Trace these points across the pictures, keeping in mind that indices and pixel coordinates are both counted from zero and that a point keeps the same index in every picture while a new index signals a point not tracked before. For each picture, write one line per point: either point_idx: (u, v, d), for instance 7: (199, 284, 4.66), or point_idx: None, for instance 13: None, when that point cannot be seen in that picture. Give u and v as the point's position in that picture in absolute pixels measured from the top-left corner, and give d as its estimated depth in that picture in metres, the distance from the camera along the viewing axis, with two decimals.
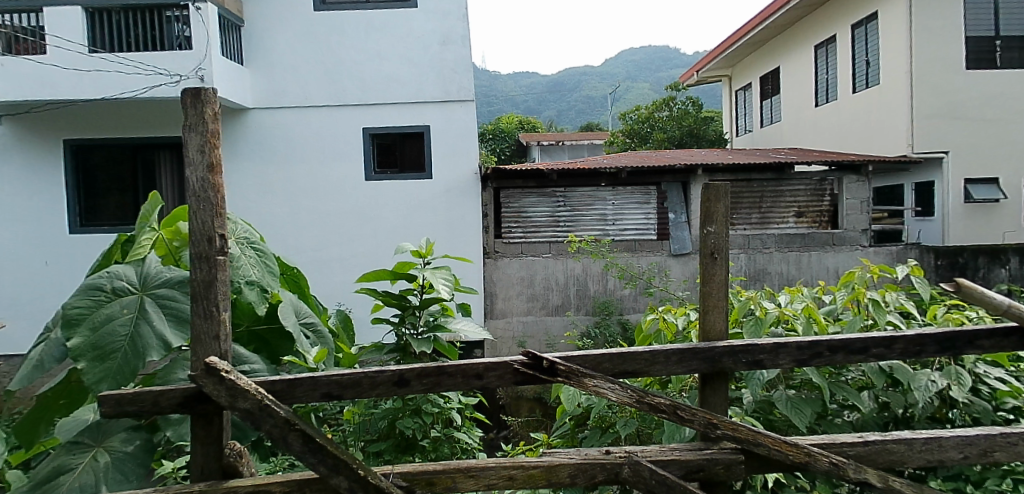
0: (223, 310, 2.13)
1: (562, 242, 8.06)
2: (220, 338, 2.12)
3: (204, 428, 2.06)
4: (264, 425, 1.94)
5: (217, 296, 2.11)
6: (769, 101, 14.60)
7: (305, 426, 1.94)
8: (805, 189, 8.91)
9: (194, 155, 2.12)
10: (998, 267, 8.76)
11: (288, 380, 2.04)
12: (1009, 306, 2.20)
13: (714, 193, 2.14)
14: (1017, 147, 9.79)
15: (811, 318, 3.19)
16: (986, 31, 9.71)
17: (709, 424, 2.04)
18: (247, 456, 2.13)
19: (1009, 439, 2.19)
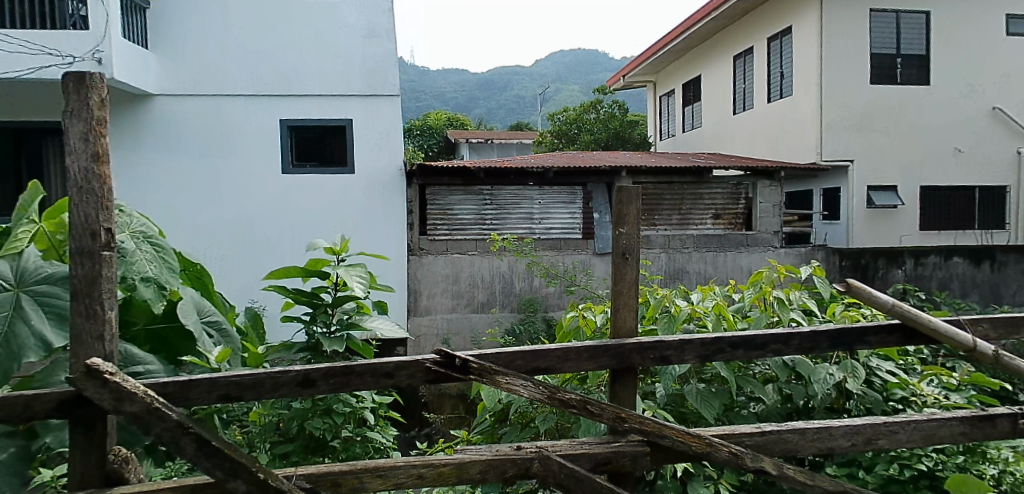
0: (108, 309, 2.02)
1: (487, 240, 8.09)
2: (105, 338, 2.01)
3: (85, 433, 1.94)
4: (153, 429, 1.84)
5: (101, 294, 1.99)
6: (690, 108, 15.14)
7: (199, 430, 1.87)
8: (723, 193, 9.35)
9: (76, 144, 2.00)
10: (895, 268, 9.36)
11: (182, 381, 1.96)
12: (894, 305, 2.37)
13: (626, 195, 2.19)
14: (911, 158, 10.57)
15: (720, 315, 3.35)
16: (887, 49, 10.43)
17: (617, 418, 2.09)
18: (136, 461, 2.04)
19: (891, 427, 2.36)
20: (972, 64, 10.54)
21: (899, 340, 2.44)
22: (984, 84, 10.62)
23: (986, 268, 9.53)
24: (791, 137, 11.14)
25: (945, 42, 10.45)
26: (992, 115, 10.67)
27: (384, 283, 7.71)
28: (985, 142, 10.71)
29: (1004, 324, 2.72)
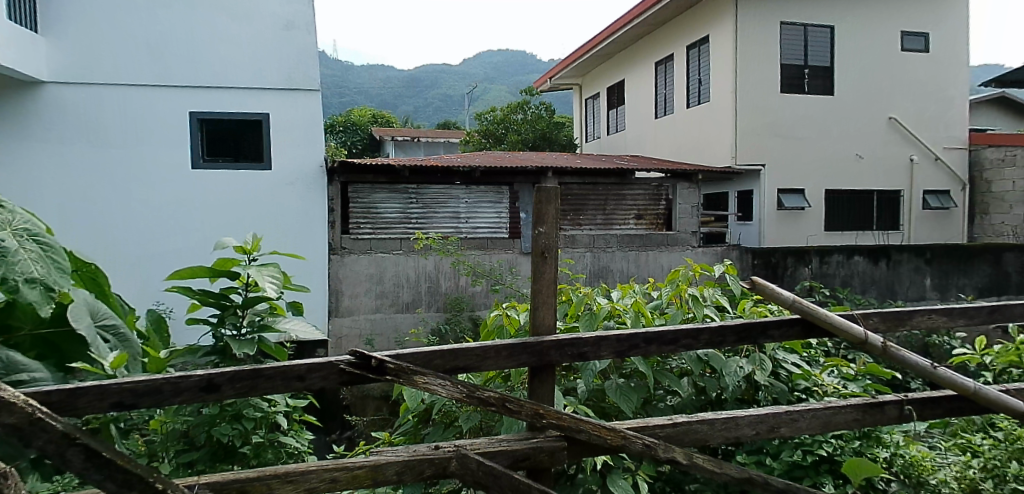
0: None
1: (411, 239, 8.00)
2: None
3: None
4: (35, 442, 1.71)
5: None
6: (614, 111, 15.48)
7: (88, 440, 1.76)
8: (644, 194, 9.62)
9: None
10: (802, 266, 9.91)
11: (68, 390, 1.83)
12: (794, 302, 2.52)
13: (546, 195, 2.22)
14: (817, 163, 11.23)
15: (638, 312, 3.44)
16: (796, 60, 11.06)
17: (535, 414, 2.12)
18: (17, 476, 1.80)
19: (792, 415, 2.50)
20: (871, 77, 11.31)
21: (801, 333, 2.59)
22: (882, 96, 11.40)
23: (883, 266, 10.21)
24: (708, 142, 11.60)
25: (848, 55, 11.17)
26: (889, 125, 11.47)
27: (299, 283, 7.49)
28: (882, 149, 11.50)
29: (891, 316, 2.95)
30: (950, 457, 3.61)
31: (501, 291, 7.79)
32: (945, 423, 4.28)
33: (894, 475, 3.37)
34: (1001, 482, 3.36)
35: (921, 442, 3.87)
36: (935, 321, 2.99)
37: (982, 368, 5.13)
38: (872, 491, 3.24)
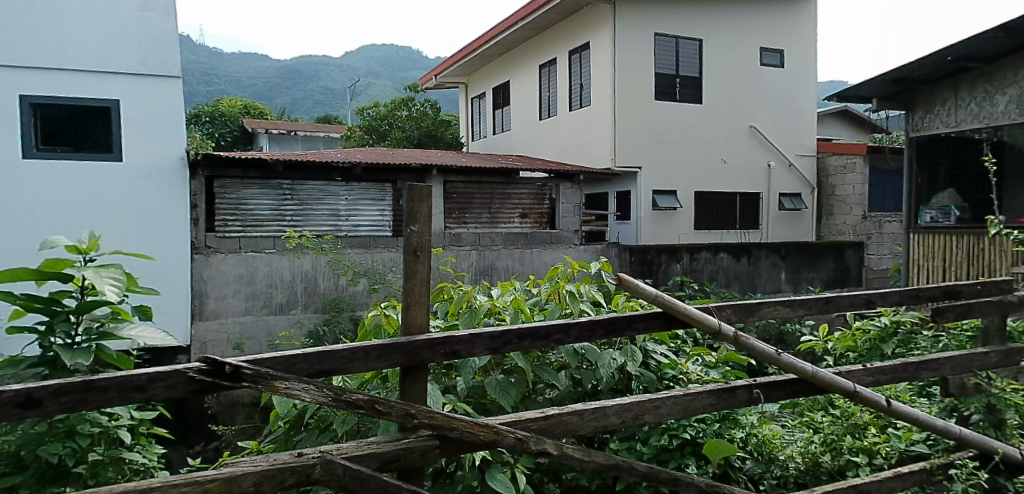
0: None
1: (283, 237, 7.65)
2: None
3: None
4: None
5: None
6: (500, 111, 15.64)
7: None
8: (529, 193, 9.80)
9: None
10: (674, 262, 10.51)
11: None
12: (656, 296, 2.66)
13: (417, 193, 2.19)
14: (687, 167, 12.00)
15: (518, 309, 3.49)
16: (668, 69, 11.75)
17: (406, 414, 2.09)
18: None
19: (654, 403, 2.66)
20: (734, 88, 12.23)
21: (662, 326, 2.74)
22: (743, 106, 12.36)
23: (744, 262, 11.03)
24: (589, 144, 12.04)
25: (714, 67, 12.03)
26: (749, 133, 12.46)
27: (145, 286, 7.02)
28: (744, 155, 12.48)
29: (743, 308, 3.23)
30: (796, 434, 3.97)
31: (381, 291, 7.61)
32: (795, 403, 4.69)
33: (748, 453, 3.67)
34: (838, 455, 3.74)
35: (773, 422, 4.23)
36: (780, 312, 3.30)
37: (826, 352, 5.67)
38: (730, 470, 3.49)
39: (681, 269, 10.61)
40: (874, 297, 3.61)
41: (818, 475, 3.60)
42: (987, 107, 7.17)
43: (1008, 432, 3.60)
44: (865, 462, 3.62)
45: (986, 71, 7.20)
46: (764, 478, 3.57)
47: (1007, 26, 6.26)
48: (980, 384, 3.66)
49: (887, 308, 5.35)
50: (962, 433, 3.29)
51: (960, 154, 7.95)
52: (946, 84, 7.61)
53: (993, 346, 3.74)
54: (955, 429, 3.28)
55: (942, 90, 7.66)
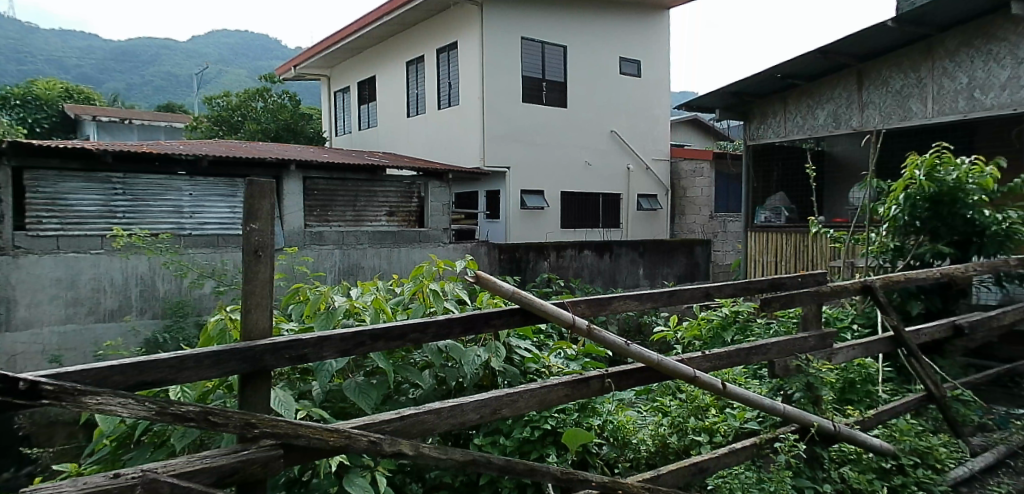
0: None
1: (106, 236, 6.96)
2: None
3: None
4: None
5: None
6: (365, 107, 15.22)
7: None
8: (396, 191, 9.61)
9: None
10: (542, 260, 10.79)
11: None
12: (514, 292, 2.73)
13: (257, 189, 2.06)
14: (553, 168, 12.41)
15: (378, 309, 3.41)
16: (535, 73, 12.11)
17: (246, 424, 1.95)
18: None
19: (511, 397, 2.73)
20: (595, 94, 12.85)
21: (519, 322, 2.82)
22: (604, 111, 13.02)
23: (607, 259, 11.53)
24: (457, 143, 12.08)
25: (577, 73, 12.56)
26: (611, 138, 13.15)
27: None
28: (606, 158, 13.15)
29: (595, 302, 3.40)
30: (648, 419, 4.25)
31: (227, 293, 7.18)
32: (649, 389, 5.00)
33: (605, 439, 3.87)
34: (684, 435, 4.02)
35: (628, 409, 4.50)
36: (629, 305, 3.51)
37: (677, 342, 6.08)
38: (587, 456, 3.67)
39: (548, 266, 10.92)
40: (711, 290, 3.93)
41: (667, 456, 3.85)
42: (809, 119, 8.07)
43: (823, 406, 4.06)
44: (706, 441, 3.93)
45: (809, 88, 8.07)
46: (619, 461, 3.77)
47: (826, 49, 7.04)
48: (800, 365, 4.07)
49: (727, 298, 5.84)
50: (787, 410, 3.64)
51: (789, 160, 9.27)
52: (776, 98, 8.42)
53: (810, 330, 4.19)
54: (780, 406, 3.61)
55: (773, 103, 8.48)
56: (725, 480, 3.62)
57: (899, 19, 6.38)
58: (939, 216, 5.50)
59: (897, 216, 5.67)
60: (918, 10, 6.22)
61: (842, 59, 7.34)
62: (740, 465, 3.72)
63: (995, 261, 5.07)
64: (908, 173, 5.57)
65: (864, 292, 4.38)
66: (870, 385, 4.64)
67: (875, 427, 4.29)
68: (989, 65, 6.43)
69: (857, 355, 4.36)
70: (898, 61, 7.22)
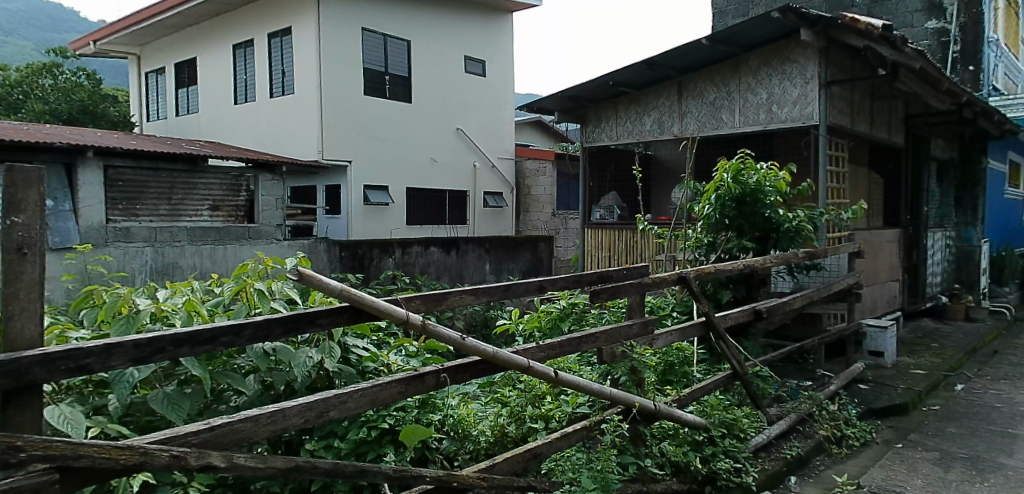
0: None
1: None
2: None
3: None
4: None
5: None
6: (184, 91, 13.97)
7: None
8: (220, 184, 8.93)
9: None
10: (386, 257, 10.58)
11: None
12: (343, 290, 2.65)
13: (20, 177, 1.80)
14: (395, 163, 12.27)
15: (192, 312, 3.13)
16: (377, 65, 11.91)
17: (8, 448, 1.70)
18: None
19: (340, 398, 2.63)
20: (438, 91, 12.97)
21: (348, 320, 2.73)
22: (446, 109, 13.16)
23: (452, 255, 11.56)
24: (292, 134, 11.48)
25: (420, 68, 12.62)
26: (457, 135, 13.42)
27: None
28: (449, 154, 13.28)
29: (429, 298, 3.40)
30: (488, 411, 4.33)
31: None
32: (491, 382, 5.11)
33: (444, 434, 3.90)
34: (521, 424, 4.10)
35: (470, 402, 4.58)
36: (465, 300, 3.53)
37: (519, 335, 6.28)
38: (427, 453, 3.68)
39: (392, 263, 10.74)
40: (545, 283, 4.08)
41: (505, 444, 3.89)
42: (637, 125, 8.67)
43: (645, 387, 4.38)
44: (542, 427, 4.08)
45: (637, 96, 8.67)
46: (458, 454, 3.80)
47: (651, 61, 7.58)
48: (625, 351, 4.32)
49: (563, 291, 6.10)
50: (616, 394, 3.86)
51: (620, 162, 9.88)
52: (608, 104, 8.97)
53: (634, 318, 4.46)
54: (607, 390, 3.77)
55: (605, 109, 9.01)
56: (558, 463, 3.83)
57: (712, 38, 7.03)
58: (743, 215, 6.17)
59: (709, 214, 6.28)
60: (727, 30, 6.89)
61: (665, 71, 7.95)
62: (572, 448, 3.94)
63: (789, 254, 5.77)
64: (718, 176, 6.15)
65: (681, 283, 4.76)
66: (687, 366, 5.08)
67: (691, 404, 4.70)
68: (783, 82, 7.29)
69: (675, 339, 4.74)
70: (711, 75, 7.95)
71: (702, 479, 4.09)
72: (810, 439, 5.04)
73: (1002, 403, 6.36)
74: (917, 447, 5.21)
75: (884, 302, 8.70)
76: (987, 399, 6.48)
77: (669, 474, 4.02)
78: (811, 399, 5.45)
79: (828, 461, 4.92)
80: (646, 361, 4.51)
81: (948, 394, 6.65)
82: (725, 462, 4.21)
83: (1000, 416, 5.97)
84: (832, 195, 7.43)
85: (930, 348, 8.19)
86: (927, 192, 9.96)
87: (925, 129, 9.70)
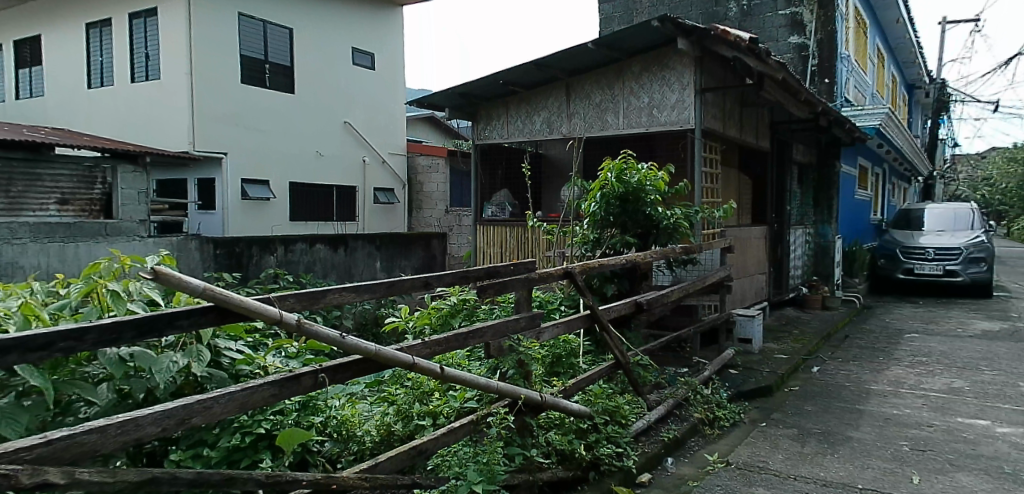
0: None
1: None
2: None
3: None
4: None
5: None
6: (27, 72, 12.61)
7: None
8: (69, 175, 8.15)
9: None
10: (267, 255, 10.08)
11: None
12: (205, 289, 2.51)
13: None
14: (276, 156, 11.73)
15: (29, 316, 2.84)
16: (256, 53, 11.34)
17: None
18: None
19: (204, 404, 2.48)
20: (322, 83, 12.57)
21: (213, 321, 2.59)
22: (331, 102, 12.77)
23: (340, 252, 11.21)
24: (158, 124, 10.66)
25: (302, 58, 12.17)
26: (344, 129, 13.11)
27: None
28: (334, 148, 12.89)
29: (306, 296, 3.28)
30: (374, 410, 4.24)
31: None
32: (378, 382, 5.00)
33: (326, 436, 3.79)
34: (409, 422, 4.05)
35: (355, 402, 4.48)
36: (346, 298, 3.44)
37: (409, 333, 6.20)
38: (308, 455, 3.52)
39: (273, 261, 10.24)
40: (431, 279, 4.03)
41: (391, 443, 3.82)
42: (527, 124, 8.83)
43: (532, 380, 4.43)
44: (430, 424, 4.05)
45: (525, 95, 8.81)
46: (342, 456, 3.70)
47: (539, 62, 7.71)
48: (512, 345, 4.36)
49: (454, 287, 6.09)
50: (502, 387, 3.87)
51: (512, 162, 9.78)
52: (498, 103, 9.06)
53: (521, 312, 4.51)
54: (494, 384, 3.78)
55: (495, 107, 9.11)
56: (444, 459, 3.80)
57: (596, 42, 7.27)
58: (627, 212, 6.41)
59: (595, 211, 6.46)
60: (611, 36, 7.13)
61: (552, 72, 8.12)
62: (459, 442, 3.92)
63: (668, 249, 6.08)
64: (602, 175, 6.35)
65: (567, 277, 4.86)
66: (573, 358, 5.22)
67: (576, 395, 4.83)
68: (662, 88, 7.66)
69: (561, 332, 4.85)
70: (597, 78, 8.21)
71: (586, 465, 4.23)
72: (685, 422, 5.35)
73: (851, 382, 7.05)
74: (778, 425, 5.66)
75: (752, 293, 9.39)
76: (838, 379, 7.15)
77: (554, 462, 4.12)
78: (687, 385, 5.79)
79: (701, 442, 5.24)
80: (533, 354, 4.59)
81: (806, 376, 7.28)
82: (608, 448, 4.39)
83: (848, 394, 6.62)
84: (706, 194, 7.93)
85: (791, 334, 8.93)
86: (789, 192, 10.86)
87: (788, 135, 10.55)
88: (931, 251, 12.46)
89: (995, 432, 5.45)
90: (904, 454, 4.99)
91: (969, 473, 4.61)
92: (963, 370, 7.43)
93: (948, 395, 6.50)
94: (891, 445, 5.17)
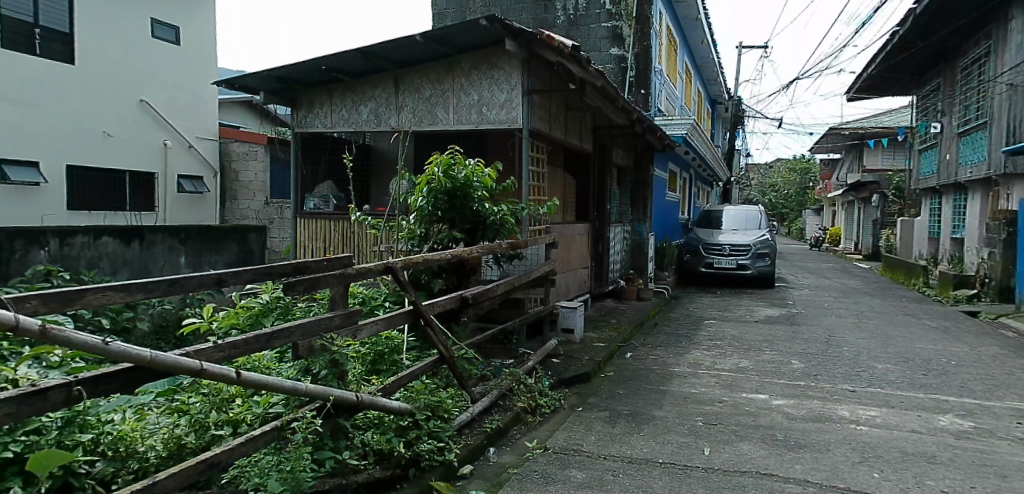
0: None
1: None
2: None
3: None
4: None
5: None
6: None
7: None
8: None
9: None
10: (36, 249, 8.54)
11: None
12: None
13: None
14: (49, 135, 10.17)
15: None
16: (22, 14, 9.73)
17: None
18: None
19: None
20: (110, 53, 11.10)
21: None
22: (122, 78, 11.34)
23: (135, 246, 10.00)
24: None
25: (86, 24, 10.64)
26: (141, 108, 11.72)
27: None
28: (127, 129, 11.48)
29: (56, 297, 2.78)
30: (163, 422, 3.75)
31: None
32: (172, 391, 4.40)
33: (100, 455, 3.27)
34: (204, 432, 3.63)
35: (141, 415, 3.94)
36: (112, 298, 2.97)
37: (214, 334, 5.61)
38: (72, 478, 3.01)
39: (43, 256, 8.72)
40: (226, 277, 3.59)
41: (181, 457, 3.41)
42: (353, 114, 8.47)
43: (347, 379, 4.18)
44: (229, 433, 3.65)
45: (350, 84, 8.44)
46: (118, 475, 3.21)
47: (366, 50, 7.41)
48: (324, 344, 4.07)
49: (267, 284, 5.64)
50: (310, 389, 3.54)
51: (336, 154, 9.25)
52: (322, 90, 8.60)
53: (337, 310, 4.23)
54: (301, 387, 3.47)
55: (318, 94, 8.64)
56: (243, 470, 3.43)
57: (424, 35, 7.11)
58: (454, 208, 6.36)
59: (422, 206, 6.33)
60: (438, 31, 7.02)
61: (379, 62, 7.83)
62: (262, 450, 3.56)
63: (494, 244, 6.11)
64: (430, 170, 6.22)
65: (389, 274, 4.65)
66: (396, 354, 5.05)
67: (398, 391, 4.60)
68: (491, 87, 7.71)
69: (381, 328, 4.61)
70: (426, 72, 8.06)
71: (405, 463, 4.10)
72: (509, 412, 5.43)
73: (658, 366, 7.63)
74: (593, 409, 5.95)
75: (575, 286, 9.84)
76: (647, 364, 7.71)
77: (371, 463, 3.95)
78: (511, 376, 5.87)
79: (523, 430, 5.36)
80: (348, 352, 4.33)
81: (620, 362, 7.76)
82: (428, 444, 4.28)
83: (655, 377, 7.15)
84: (532, 192, 8.13)
85: (608, 323, 9.50)
86: (608, 192, 11.52)
87: (608, 139, 11.18)
88: (726, 247, 13.97)
89: (772, 404, 6.19)
90: (698, 428, 5.48)
91: (749, 442, 5.16)
92: (749, 351, 8.37)
93: (736, 373, 7.28)
94: (687, 422, 5.65)
